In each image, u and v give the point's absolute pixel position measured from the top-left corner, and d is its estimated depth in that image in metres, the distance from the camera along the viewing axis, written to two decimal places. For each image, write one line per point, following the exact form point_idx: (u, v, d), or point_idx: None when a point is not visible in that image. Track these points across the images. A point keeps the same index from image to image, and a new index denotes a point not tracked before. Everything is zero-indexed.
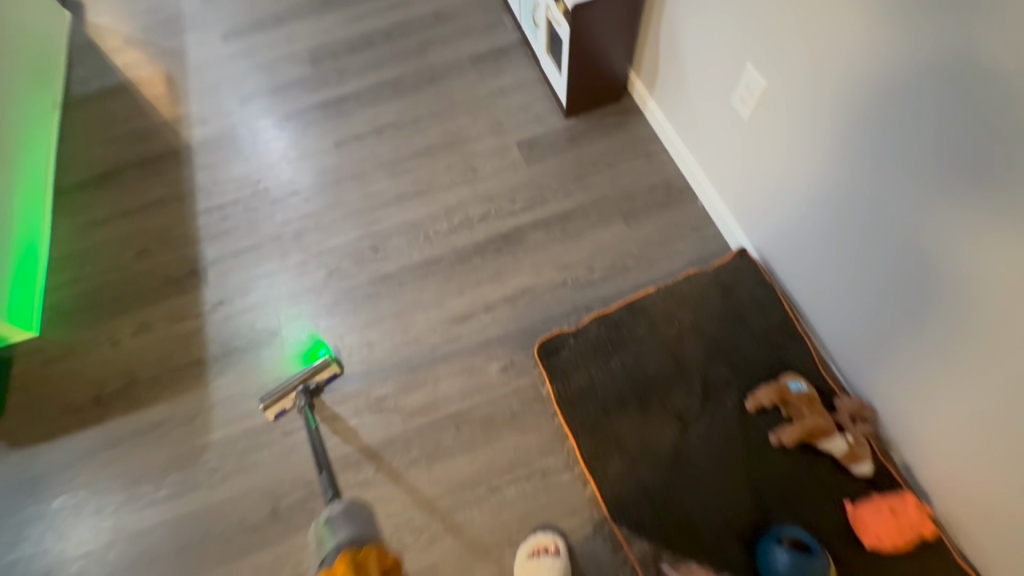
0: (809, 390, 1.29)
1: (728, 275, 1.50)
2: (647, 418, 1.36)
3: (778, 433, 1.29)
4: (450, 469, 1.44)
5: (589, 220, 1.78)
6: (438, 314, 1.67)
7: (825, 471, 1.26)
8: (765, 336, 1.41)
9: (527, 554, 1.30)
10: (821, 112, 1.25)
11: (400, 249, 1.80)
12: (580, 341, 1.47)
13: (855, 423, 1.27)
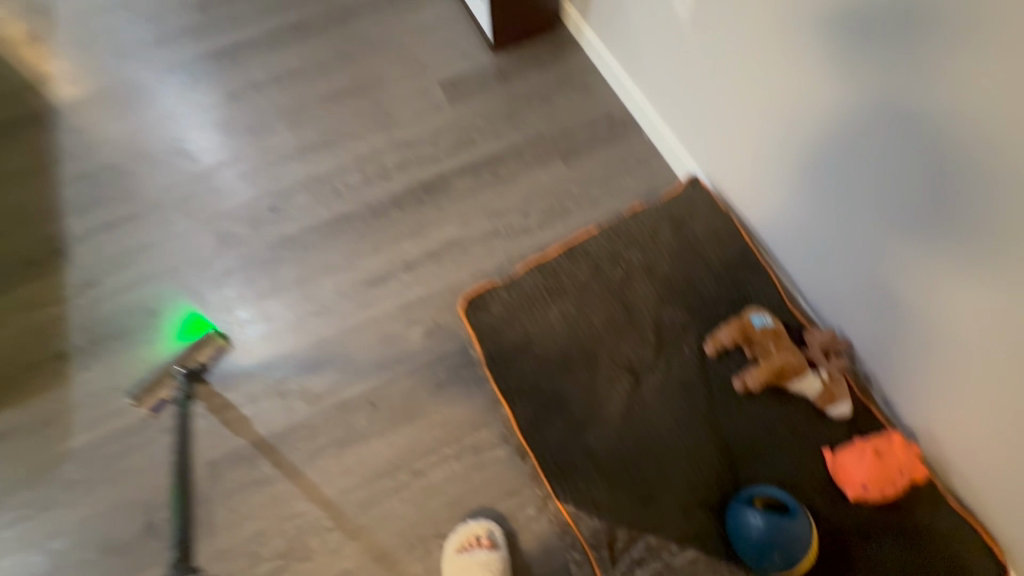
0: (775, 324, 1.11)
1: (679, 205, 1.29)
2: (594, 375, 1.15)
3: (743, 376, 1.10)
4: (366, 455, 1.20)
5: (522, 162, 1.55)
6: (350, 278, 1.41)
7: (800, 416, 1.08)
8: (723, 270, 1.23)
9: (456, 549, 1.09)
10: (770, 129, 1.17)
11: (304, 207, 1.53)
12: (512, 293, 1.24)
13: (829, 358, 1.09)
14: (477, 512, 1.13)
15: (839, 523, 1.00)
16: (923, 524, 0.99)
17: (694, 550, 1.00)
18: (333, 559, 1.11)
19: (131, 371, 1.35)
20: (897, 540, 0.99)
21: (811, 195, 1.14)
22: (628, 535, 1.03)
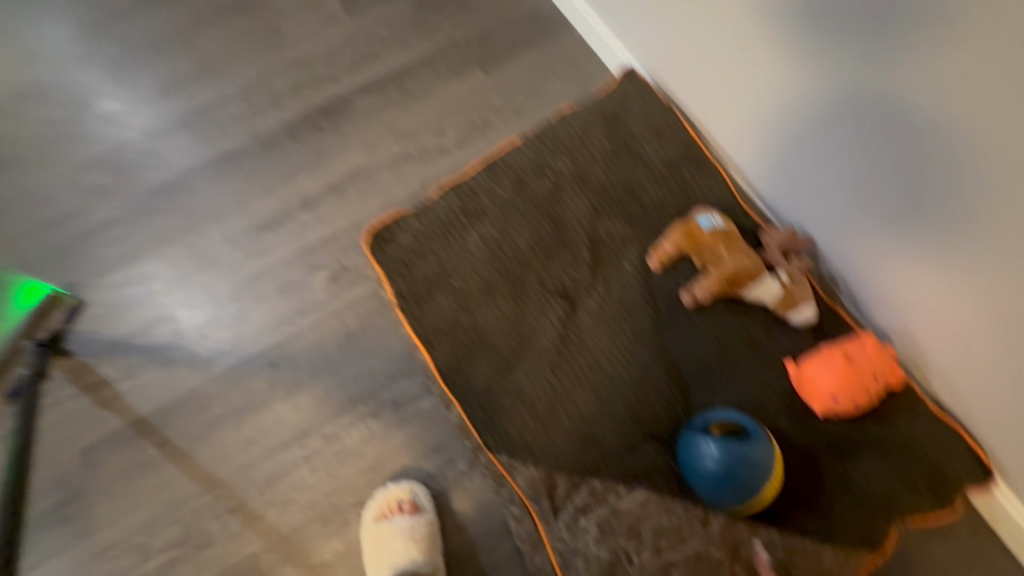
0: (725, 225, 0.96)
1: (613, 100, 1.10)
2: (523, 308, 0.98)
3: (692, 289, 0.94)
4: (269, 423, 1.03)
5: (435, 75, 1.33)
6: (239, 224, 1.20)
7: (759, 328, 0.93)
8: (665, 170, 1.05)
9: (374, 518, 0.94)
10: (724, 101, 1.05)
11: (180, 146, 1.28)
12: (422, 219, 1.03)
13: (789, 259, 0.94)
14: (401, 473, 0.99)
15: (809, 444, 0.87)
16: (902, 435, 0.86)
17: (646, 491, 0.87)
18: (236, 542, 0.96)
19: None
20: (870, 453, 0.86)
21: (767, 173, 1.04)
22: (569, 483, 0.89)
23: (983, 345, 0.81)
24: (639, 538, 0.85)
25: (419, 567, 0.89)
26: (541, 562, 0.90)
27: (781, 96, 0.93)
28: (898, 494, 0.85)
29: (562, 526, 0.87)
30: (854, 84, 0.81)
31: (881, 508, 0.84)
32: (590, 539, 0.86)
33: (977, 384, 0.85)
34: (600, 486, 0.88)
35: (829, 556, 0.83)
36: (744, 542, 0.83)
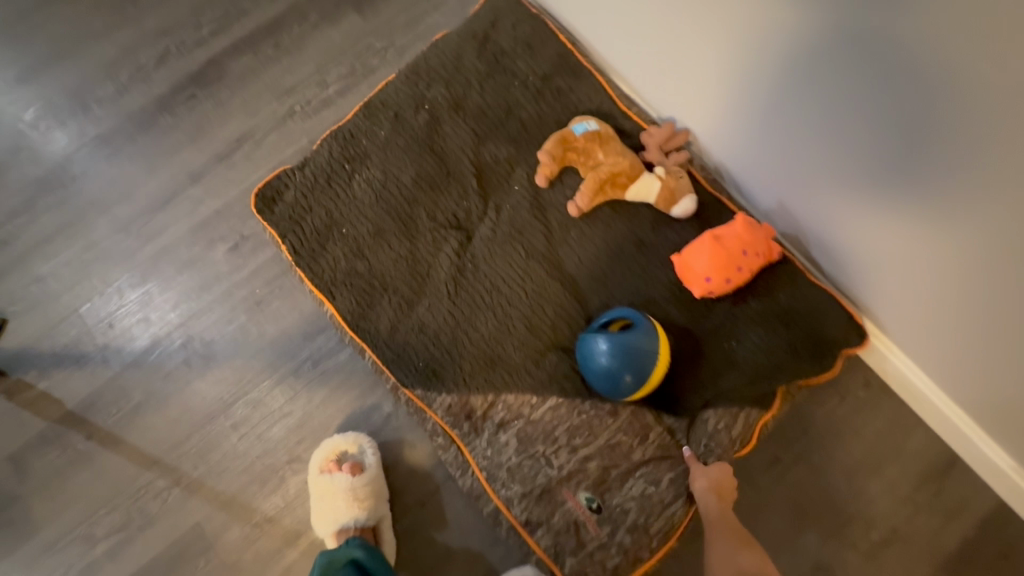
0: (600, 127, 0.99)
1: (481, 17, 1.09)
2: (415, 243, 0.99)
3: (575, 199, 0.98)
4: (192, 400, 1.03)
5: (308, 23, 1.26)
6: (128, 210, 1.16)
7: (643, 225, 0.98)
8: (540, 83, 1.06)
9: (319, 470, 0.95)
10: (659, 38, 0.97)
11: (51, 140, 1.21)
12: (307, 172, 1.03)
13: (668, 156, 0.99)
14: (329, 425, 1.01)
15: (699, 325, 0.94)
16: (777, 303, 0.93)
17: (556, 397, 0.92)
18: (178, 516, 0.97)
19: None
20: (756, 325, 0.92)
21: (706, 99, 0.97)
22: (486, 401, 0.92)
23: (930, 292, 0.82)
24: (553, 440, 0.91)
25: (360, 522, 0.90)
26: (472, 484, 0.92)
27: (744, 29, 0.81)
28: (787, 358, 0.91)
29: (484, 443, 0.91)
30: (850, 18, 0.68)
31: (773, 373, 0.91)
32: (512, 450, 0.90)
33: (922, 321, 0.87)
34: (514, 399, 0.93)
35: (713, 418, 0.90)
36: (651, 423, 0.91)
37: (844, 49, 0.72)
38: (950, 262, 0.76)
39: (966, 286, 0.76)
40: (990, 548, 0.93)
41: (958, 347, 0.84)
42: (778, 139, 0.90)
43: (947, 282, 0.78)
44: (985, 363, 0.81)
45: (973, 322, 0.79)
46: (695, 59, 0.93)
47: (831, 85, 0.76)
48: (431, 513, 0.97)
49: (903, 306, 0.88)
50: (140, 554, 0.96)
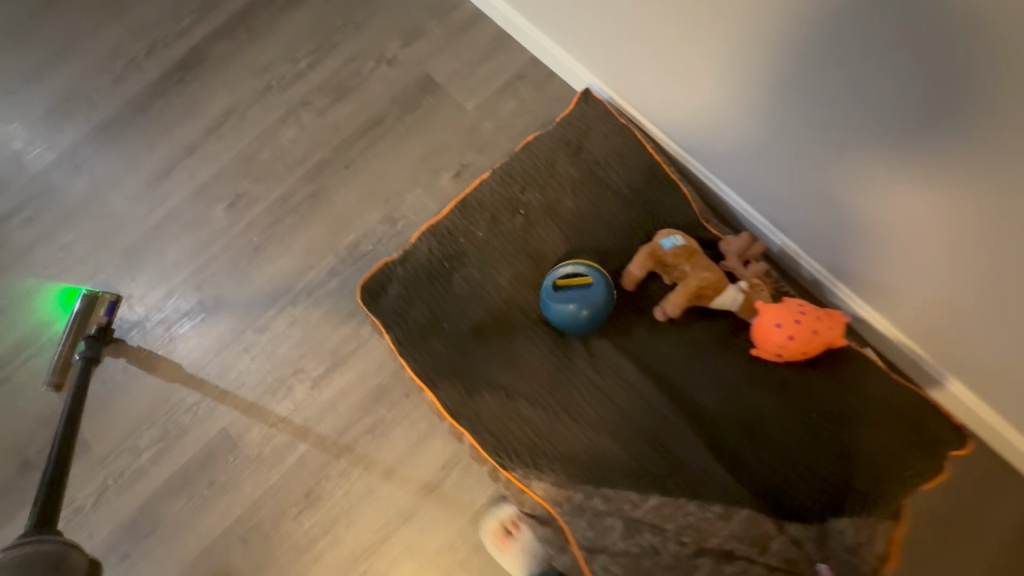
0: (686, 241, 1.07)
1: (575, 128, 1.21)
2: (512, 340, 1.09)
3: (662, 306, 1.07)
4: (209, 333, 1.23)
5: (276, 8, 1.44)
6: (135, 182, 1.34)
7: (726, 324, 1.09)
8: (631, 193, 1.17)
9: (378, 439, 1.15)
10: (730, 154, 1.12)
11: (61, 128, 1.39)
12: (410, 268, 1.14)
13: (748, 266, 1.10)
14: (325, 341, 1.21)
15: (803, 418, 1.02)
16: (887, 406, 1.01)
17: (659, 495, 0.99)
18: (206, 425, 1.18)
19: None
20: (864, 424, 1.01)
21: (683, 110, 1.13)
22: (586, 493, 0.99)
23: (888, 264, 0.99)
24: (662, 531, 0.99)
25: None
26: (567, 560, 1.03)
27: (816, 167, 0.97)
28: (897, 455, 0.98)
29: (586, 524, 0.99)
30: (820, 56, 0.84)
31: (886, 471, 0.98)
32: (615, 539, 0.99)
33: (878, 287, 1.04)
34: (614, 490, 0.99)
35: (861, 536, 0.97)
36: (778, 534, 0.97)
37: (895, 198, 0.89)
38: (908, 241, 0.92)
39: (918, 257, 0.93)
40: None
41: (906, 302, 1.02)
42: (748, 145, 1.06)
43: (904, 256, 0.95)
44: (928, 315, 0.99)
45: (920, 282, 0.96)
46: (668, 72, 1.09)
47: (800, 105, 0.92)
48: (414, 402, 1.16)
49: (861, 277, 1.06)
50: (177, 458, 1.17)
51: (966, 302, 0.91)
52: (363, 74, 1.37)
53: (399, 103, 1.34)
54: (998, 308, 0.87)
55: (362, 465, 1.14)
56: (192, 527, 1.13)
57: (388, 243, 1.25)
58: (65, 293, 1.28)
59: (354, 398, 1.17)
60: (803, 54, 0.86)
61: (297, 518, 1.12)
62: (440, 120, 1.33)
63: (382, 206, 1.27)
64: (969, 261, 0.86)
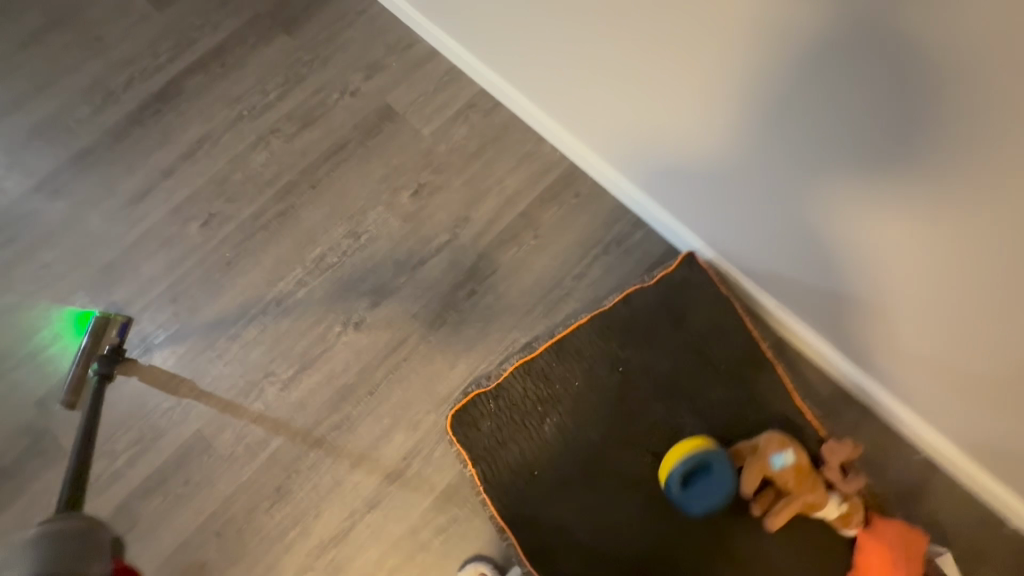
0: (799, 459, 1.05)
1: (676, 287, 1.25)
2: (602, 489, 1.12)
3: (762, 513, 1.07)
4: (183, 345, 1.32)
5: (247, 45, 1.57)
6: (112, 203, 1.44)
7: (816, 529, 1.10)
8: (731, 369, 1.20)
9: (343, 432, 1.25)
10: (788, 252, 1.13)
11: (44, 156, 1.49)
12: (501, 407, 1.17)
13: (847, 477, 1.08)
14: (295, 346, 1.31)
15: None
16: None
17: None
18: (181, 427, 1.26)
19: None
20: None
21: (655, 155, 1.22)
22: None
23: (934, 323, 0.99)
24: None
25: None
26: None
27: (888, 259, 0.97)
28: None
29: None
30: (790, 112, 0.93)
31: None
32: None
33: (847, 323, 1.13)
34: None
35: None
36: None
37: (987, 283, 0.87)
38: (884, 284, 1.00)
39: (943, 304, 0.95)
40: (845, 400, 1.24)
41: (874, 335, 1.10)
42: (722, 189, 1.15)
43: (928, 303, 0.97)
44: (893, 345, 1.08)
45: (889, 316, 1.04)
46: (638, 120, 1.19)
47: (773, 146, 1.00)
48: (377, 398, 1.27)
49: (927, 362, 1.05)
50: (154, 459, 1.24)
51: (933, 333, 0.99)
52: (329, 103, 1.51)
53: (362, 130, 1.48)
54: (963, 335, 0.95)
55: (330, 458, 1.23)
56: (168, 523, 1.20)
57: (352, 255, 1.37)
58: (78, 316, 1.36)
59: (322, 397, 1.27)
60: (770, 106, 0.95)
61: (268, 511, 1.20)
62: (398, 144, 1.47)
63: (347, 221, 1.40)
64: (965, 292, 0.90)
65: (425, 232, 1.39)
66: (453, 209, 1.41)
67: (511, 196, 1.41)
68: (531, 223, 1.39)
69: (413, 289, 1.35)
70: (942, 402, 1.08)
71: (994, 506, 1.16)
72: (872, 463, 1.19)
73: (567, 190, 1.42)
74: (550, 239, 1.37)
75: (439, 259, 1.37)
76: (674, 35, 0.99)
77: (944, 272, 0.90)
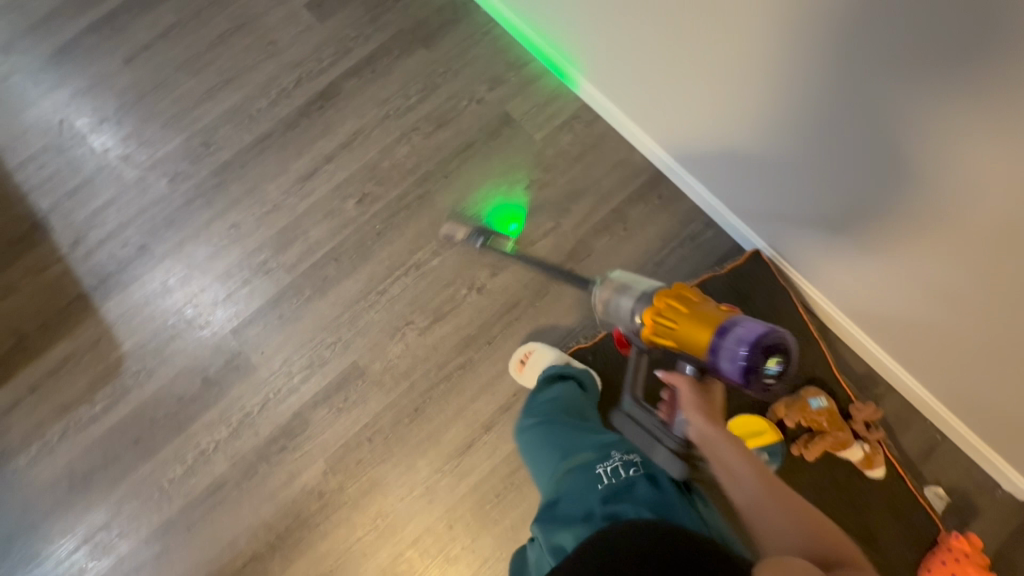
0: (828, 404, 1.40)
1: (743, 277, 1.58)
2: None
3: (801, 449, 1.41)
4: (342, 293, 1.68)
5: (393, 56, 1.91)
6: (287, 179, 1.80)
7: (842, 470, 1.44)
8: None
9: (468, 371, 1.59)
10: (820, 217, 1.35)
11: (232, 137, 1.86)
12: (600, 355, 1.59)
13: (869, 428, 1.42)
14: (430, 302, 1.66)
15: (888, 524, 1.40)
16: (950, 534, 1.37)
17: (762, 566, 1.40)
18: (343, 358, 1.63)
19: (174, 301, 1.71)
20: (915, 550, 1.39)
21: (725, 133, 1.41)
22: None
23: (927, 261, 1.17)
24: None
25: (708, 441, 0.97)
26: None
27: (896, 210, 1.16)
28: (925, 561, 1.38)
29: None
30: (817, 78, 1.12)
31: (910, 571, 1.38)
32: None
33: (897, 263, 1.24)
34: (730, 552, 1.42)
35: None
36: None
37: (967, 222, 1.05)
38: (937, 209, 1.08)
39: (937, 243, 1.13)
40: (877, 380, 1.53)
41: (919, 275, 1.21)
42: (785, 154, 1.30)
43: (925, 243, 1.15)
44: (948, 286, 1.17)
45: (931, 248, 1.15)
46: (698, 96, 1.41)
47: (797, 122, 1.23)
48: (495, 347, 1.61)
49: (922, 306, 1.25)
50: (321, 379, 1.62)
51: (940, 269, 1.16)
52: (459, 109, 1.84)
53: (486, 132, 1.81)
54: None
55: (456, 390, 1.58)
56: (332, 428, 1.57)
57: (476, 234, 1.71)
58: (509, 206, 1.74)
59: (451, 342, 1.62)
60: (823, 80, 1.11)
61: (409, 425, 1.56)
62: (514, 146, 1.79)
63: (473, 206, 1.74)
64: (949, 225, 1.08)
65: (536, 218, 1.72)
66: (558, 202, 1.73)
67: (606, 194, 1.73)
68: (621, 218, 1.71)
69: (524, 263, 1.68)
70: (975, 348, 1.21)
71: (989, 471, 1.43)
72: (893, 429, 1.49)
73: (652, 192, 1.72)
74: (637, 232, 1.69)
75: (546, 242, 1.70)
76: (711, 31, 1.25)
77: (937, 212, 1.09)
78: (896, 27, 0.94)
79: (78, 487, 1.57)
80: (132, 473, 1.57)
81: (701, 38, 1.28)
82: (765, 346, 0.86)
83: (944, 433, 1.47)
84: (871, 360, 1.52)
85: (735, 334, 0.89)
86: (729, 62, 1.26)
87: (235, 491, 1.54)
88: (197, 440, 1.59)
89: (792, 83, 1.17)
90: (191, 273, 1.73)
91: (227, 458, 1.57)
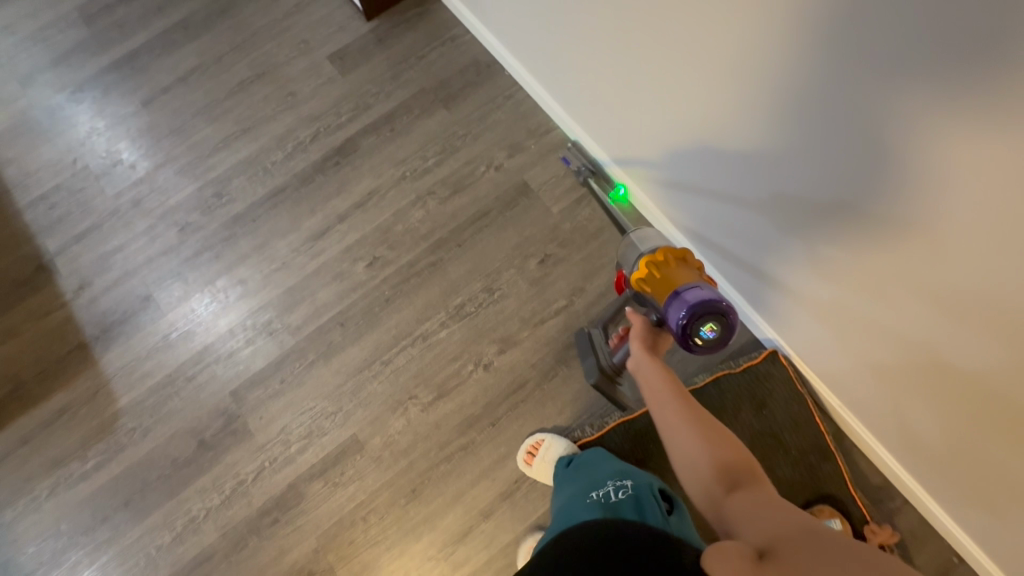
0: (842, 526, 1.39)
1: (758, 380, 1.54)
2: None
3: None
4: (346, 360, 1.65)
5: (413, 115, 1.89)
6: (297, 236, 1.78)
7: None
8: (798, 457, 1.49)
9: (470, 454, 1.55)
10: (801, 260, 1.28)
11: (245, 188, 1.84)
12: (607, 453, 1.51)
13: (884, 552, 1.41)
14: (435, 376, 1.62)
15: None
16: None
17: None
18: (342, 430, 1.59)
19: (174, 358, 1.68)
20: None
21: (710, 169, 1.35)
22: None
23: (901, 302, 1.10)
24: None
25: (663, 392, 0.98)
26: None
27: (872, 252, 1.09)
28: None
29: None
30: (787, 116, 1.08)
31: None
32: None
33: (865, 284, 1.15)
34: None
35: None
36: None
37: (941, 257, 0.97)
38: (903, 241, 1.02)
39: (909, 283, 1.05)
40: (894, 493, 1.47)
41: (890, 299, 1.12)
42: (757, 180, 1.25)
43: (897, 285, 1.08)
44: (921, 330, 1.09)
45: (907, 293, 1.07)
46: (679, 127, 1.36)
47: (772, 158, 1.18)
48: (499, 430, 1.57)
49: (897, 350, 1.18)
50: (318, 451, 1.57)
51: (914, 312, 1.08)
52: (477, 174, 1.81)
53: (502, 200, 1.78)
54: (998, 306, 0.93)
55: (456, 472, 1.54)
56: (326, 504, 1.53)
57: (486, 307, 1.67)
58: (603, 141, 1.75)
59: (454, 421, 1.58)
60: (797, 100, 1.04)
61: (405, 506, 1.52)
62: (531, 217, 1.76)
63: (485, 278, 1.70)
64: (919, 262, 1.01)
65: (548, 295, 1.68)
66: (572, 279, 1.69)
67: None
68: None
69: (534, 341, 1.64)
70: (942, 385, 1.12)
71: None
72: (908, 549, 1.43)
73: None
74: None
75: (557, 319, 1.66)
76: (684, 57, 1.22)
77: (905, 247, 1.02)
78: (861, 37, 0.88)
79: (64, 548, 1.53)
80: (120, 537, 1.53)
81: (675, 65, 1.26)
82: (700, 313, 1.03)
83: (961, 555, 1.41)
84: (886, 475, 1.46)
85: (684, 296, 1.06)
86: (700, 83, 1.23)
87: (222, 564, 1.50)
88: (188, 507, 1.55)
89: (766, 119, 1.13)
90: (194, 329, 1.70)
91: (217, 527, 1.53)
